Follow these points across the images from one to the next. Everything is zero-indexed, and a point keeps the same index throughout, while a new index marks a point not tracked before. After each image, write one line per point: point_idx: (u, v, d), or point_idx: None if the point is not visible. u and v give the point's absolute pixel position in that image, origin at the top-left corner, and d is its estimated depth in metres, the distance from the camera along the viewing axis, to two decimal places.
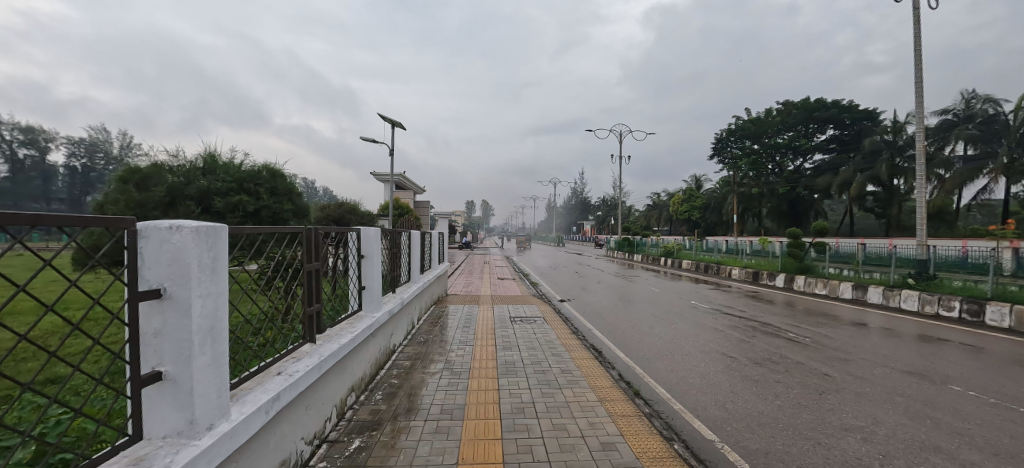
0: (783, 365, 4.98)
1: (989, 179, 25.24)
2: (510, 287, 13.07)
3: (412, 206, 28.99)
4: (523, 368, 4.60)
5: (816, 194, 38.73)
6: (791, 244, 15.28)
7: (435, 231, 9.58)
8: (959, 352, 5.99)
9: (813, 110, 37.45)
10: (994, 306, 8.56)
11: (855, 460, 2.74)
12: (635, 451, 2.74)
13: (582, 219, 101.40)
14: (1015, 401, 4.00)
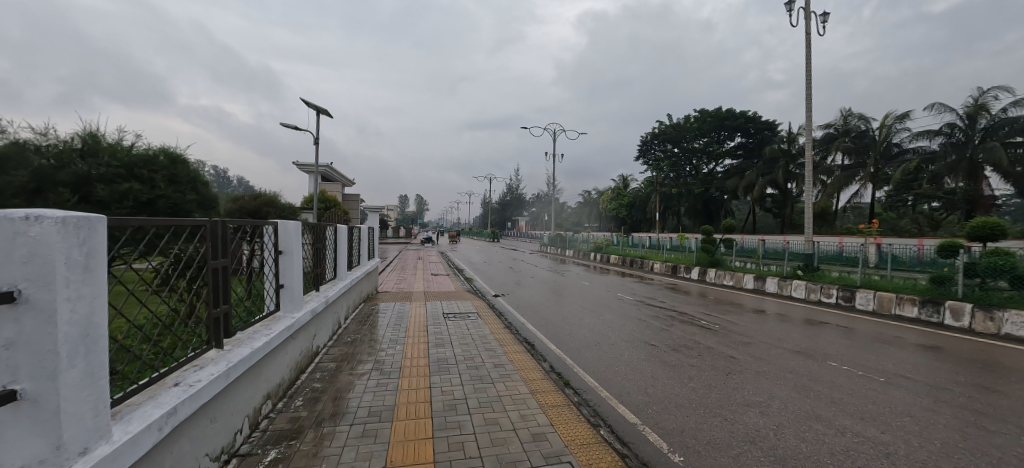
0: (696, 350, 5.46)
1: (858, 185, 29.85)
2: (444, 282, 12.92)
3: (339, 199, 27.45)
4: (456, 364, 4.56)
5: (726, 196, 42.96)
6: (705, 240, 16.79)
7: (364, 225, 9.13)
8: (834, 333, 7.00)
9: (724, 119, 41.49)
10: (862, 293, 10.10)
11: (755, 431, 3.08)
12: (564, 440, 2.83)
13: (518, 214, 103.04)
14: (875, 373, 4.77)
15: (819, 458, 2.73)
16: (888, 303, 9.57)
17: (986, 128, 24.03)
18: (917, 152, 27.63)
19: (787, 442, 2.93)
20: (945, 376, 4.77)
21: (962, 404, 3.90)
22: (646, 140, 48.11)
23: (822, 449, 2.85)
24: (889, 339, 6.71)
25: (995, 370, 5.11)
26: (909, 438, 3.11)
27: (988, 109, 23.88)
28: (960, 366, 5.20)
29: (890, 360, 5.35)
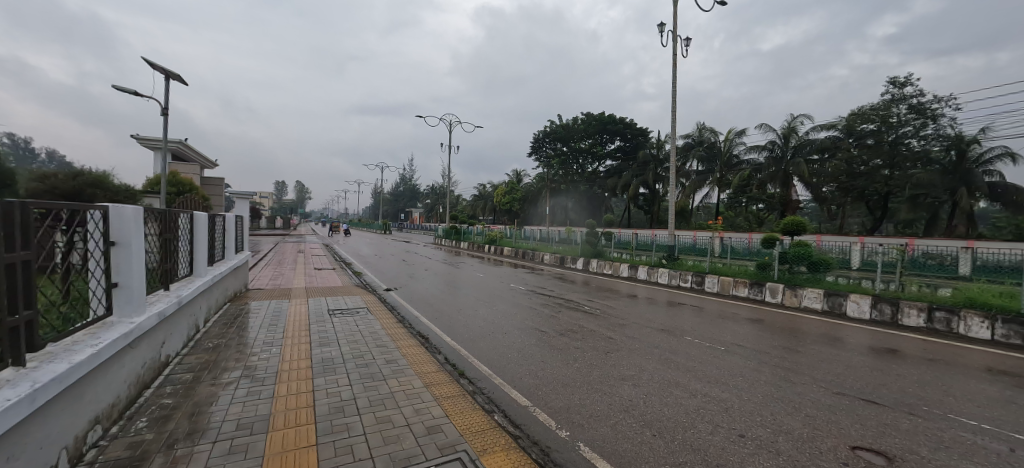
0: (580, 333, 5.98)
1: (709, 188, 35.50)
2: (328, 277, 12.01)
3: (196, 182, 23.27)
4: (344, 364, 4.27)
5: (606, 194, 47.52)
6: (590, 233, 18.42)
7: (228, 213, 7.93)
8: (687, 312, 8.29)
9: (607, 123, 45.61)
10: (711, 278, 12.09)
11: (627, 401, 3.50)
12: (458, 429, 2.87)
13: (412, 206, 100.01)
14: (717, 343, 5.79)
15: (679, 418, 3.20)
16: (727, 285, 11.65)
17: (795, 147, 30.55)
18: (750, 162, 33.75)
19: (652, 407, 3.39)
20: (765, 342, 6.01)
21: (774, 362, 4.97)
22: (538, 137, 50.67)
23: (680, 410, 3.36)
24: (726, 315, 8.18)
25: (795, 335, 6.62)
26: (741, 393, 3.85)
27: (796, 132, 30.41)
28: (773, 333, 6.61)
29: (728, 332, 6.55)
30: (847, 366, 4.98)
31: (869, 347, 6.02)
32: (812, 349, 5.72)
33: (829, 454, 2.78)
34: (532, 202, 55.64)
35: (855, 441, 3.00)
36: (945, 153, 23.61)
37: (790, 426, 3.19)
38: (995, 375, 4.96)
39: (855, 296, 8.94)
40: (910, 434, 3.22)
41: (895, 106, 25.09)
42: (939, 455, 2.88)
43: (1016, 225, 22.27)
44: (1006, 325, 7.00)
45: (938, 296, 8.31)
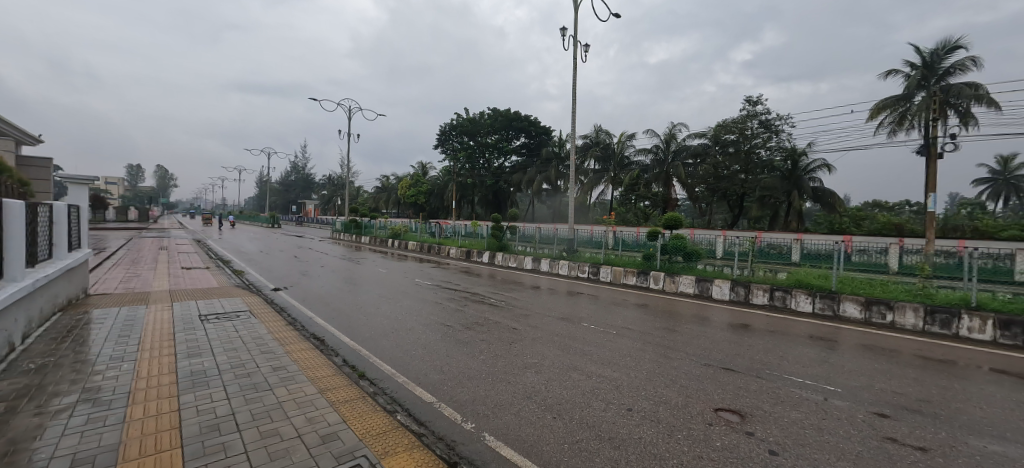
0: (486, 326, 6.08)
1: (604, 185, 38.55)
2: (199, 277, 10.43)
3: (7, 162, 18.34)
4: (220, 375, 3.75)
5: (511, 188, 49.14)
6: (495, 227, 18.74)
7: (57, 202, 6.41)
8: (583, 300, 8.97)
9: (512, 120, 46.94)
10: (605, 268, 13.21)
11: (529, 388, 3.66)
12: (357, 434, 2.72)
13: (306, 197, 91.73)
14: (609, 328, 6.35)
15: (576, 400, 3.44)
16: (619, 274, 12.85)
17: (674, 151, 34.41)
18: (639, 163, 37.39)
19: (552, 392, 3.60)
20: (649, 324, 6.78)
21: (656, 342, 5.62)
22: (445, 130, 51.66)
23: (577, 392, 3.61)
24: (617, 302, 9.03)
25: (672, 316, 7.59)
26: (629, 372, 4.28)
27: (675, 137, 34.36)
28: (655, 316, 7.50)
29: (619, 317, 7.25)
30: (711, 340, 5.86)
31: (728, 324, 7.16)
32: (685, 328, 6.61)
33: (698, 416, 3.24)
34: (439, 196, 54.79)
35: (717, 404, 3.53)
36: (783, 163, 29.66)
37: (668, 397, 3.64)
38: (813, 340, 6.27)
39: (718, 280, 10.54)
40: (756, 393, 3.90)
41: (749, 121, 30.13)
42: (776, 408, 3.54)
43: (829, 221, 28.21)
44: (822, 299, 8.90)
45: (776, 279, 10.18)
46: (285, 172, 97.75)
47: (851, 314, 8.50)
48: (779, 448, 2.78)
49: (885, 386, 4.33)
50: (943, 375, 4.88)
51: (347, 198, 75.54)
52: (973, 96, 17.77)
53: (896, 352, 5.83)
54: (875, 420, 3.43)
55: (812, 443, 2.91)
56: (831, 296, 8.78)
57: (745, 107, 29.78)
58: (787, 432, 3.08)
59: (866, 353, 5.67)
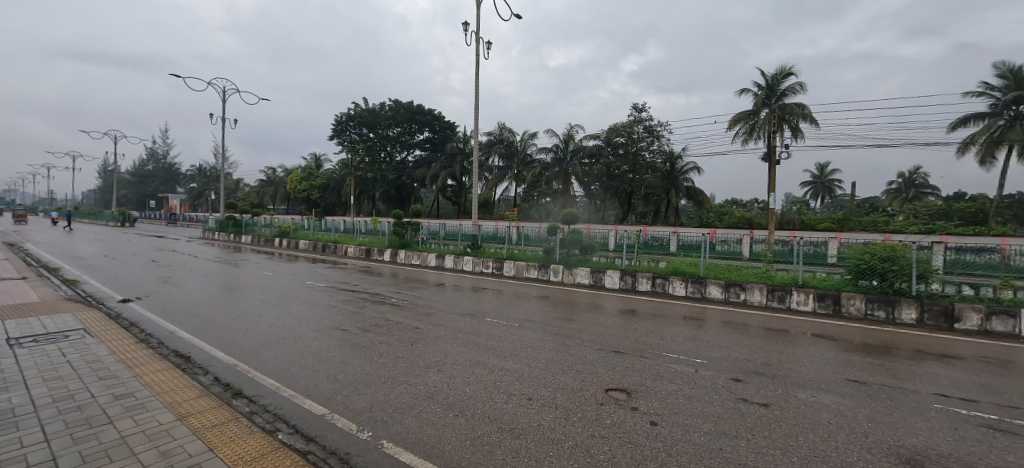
0: (386, 328, 5.85)
1: (508, 182, 39.90)
2: (8, 291, 8.28)
3: None
4: (36, 413, 3.01)
5: (415, 183, 48.42)
6: (397, 224, 18.04)
7: None
8: (487, 295, 9.13)
9: (415, 113, 46.36)
10: (509, 263, 13.60)
11: (430, 388, 3.59)
12: (227, 461, 2.39)
13: (169, 191, 78.84)
14: (511, 321, 6.55)
15: (478, 394, 3.46)
16: (522, 269, 13.32)
17: (572, 151, 36.49)
18: (540, 161, 39.10)
19: (455, 389, 3.59)
20: (548, 314, 7.14)
21: (554, 331, 5.96)
22: (341, 120, 49.14)
23: (479, 387, 3.64)
24: (520, 295, 9.36)
25: (570, 306, 8.10)
26: (529, 362, 4.45)
27: (573, 138, 36.60)
28: (553, 307, 7.93)
29: (521, 309, 7.52)
30: (602, 326, 6.40)
31: (618, 310, 7.87)
32: (580, 316, 7.11)
33: (591, 398, 3.47)
34: (337, 191, 51.31)
35: (607, 385, 3.83)
36: (664, 164, 33.42)
37: (564, 382, 3.86)
38: (685, 320, 7.19)
39: (610, 271, 11.53)
40: (640, 371, 4.33)
41: (636, 126, 33.44)
42: (655, 383, 3.97)
43: (699, 216, 32.69)
44: (693, 284, 10.29)
45: (658, 267, 11.48)
46: (140, 160, 82.74)
47: (714, 295, 10.00)
48: (658, 419, 3.12)
49: (737, 354, 5.15)
50: (777, 341, 5.98)
51: (224, 191, 66.58)
52: (801, 114, 22.01)
53: (746, 326, 6.97)
54: (731, 384, 4.05)
55: (684, 410, 3.32)
56: (700, 281, 10.19)
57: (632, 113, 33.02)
58: (665, 403, 3.47)
59: (724, 328, 6.69)
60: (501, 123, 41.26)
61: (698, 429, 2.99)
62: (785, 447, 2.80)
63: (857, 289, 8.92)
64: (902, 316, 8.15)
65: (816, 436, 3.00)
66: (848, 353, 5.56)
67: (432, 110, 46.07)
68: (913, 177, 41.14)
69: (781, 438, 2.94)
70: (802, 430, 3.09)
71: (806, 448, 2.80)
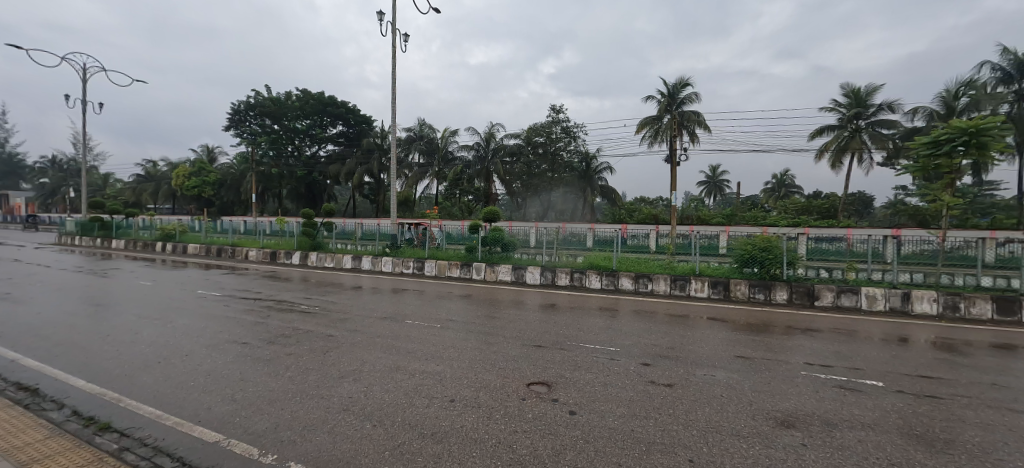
0: (295, 338, 5.41)
1: (428, 179, 39.17)
2: None
3: None
4: None
5: (327, 180, 46.02)
6: (307, 224, 16.86)
7: None
8: (410, 296, 8.91)
9: (327, 105, 43.76)
10: (430, 263, 13.41)
11: (346, 399, 3.39)
12: None
13: (8, 186, 65.01)
14: (433, 322, 6.46)
15: (397, 402, 3.34)
16: (443, 268, 13.21)
17: (493, 149, 36.52)
18: (461, 159, 38.81)
19: (373, 397, 3.43)
20: (473, 313, 7.16)
21: (477, 329, 6.00)
22: (240, 109, 45.07)
23: (399, 393, 3.52)
24: (442, 295, 9.25)
25: (493, 303, 8.21)
26: (451, 363, 4.41)
27: (494, 137, 36.80)
28: (478, 305, 7.99)
29: (445, 309, 7.45)
30: (524, 321, 6.60)
31: (540, 305, 8.17)
32: (502, 313, 7.24)
33: (513, 394, 3.53)
34: (236, 189, 46.47)
35: (529, 380, 3.93)
36: (580, 164, 35.65)
37: (487, 380, 3.89)
38: (601, 311, 7.69)
39: (531, 267, 11.92)
40: (559, 363, 4.51)
41: (554, 126, 34.97)
42: (573, 373, 4.17)
43: (612, 213, 35.14)
44: (607, 277, 11.06)
45: (576, 262, 12.17)
46: None
47: (625, 286, 10.83)
48: (576, 408, 3.27)
49: (645, 340, 5.62)
50: (677, 325, 6.65)
51: (88, 187, 56.70)
52: (696, 122, 24.57)
53: (651, 313, 7.65)
54: (640, 368, 4.40)
55: (599, 397, 3.52)
56: (613, 274, 10.99)
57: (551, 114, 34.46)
58: (582, 392, 3.64)
59: (634, 316, 7.27)
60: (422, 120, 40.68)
61: (612, 413, 3.19)
62: (686, 422, 3.09)
63: (742, 276, 10.26)
64: (777, 297, 9.57)
65: (710, 409, 3.36)
66: (732, 331, 6.38)
67: (346, 103, 43.86)
68: (783, 178, 48.05)
69: (683, 414, 3.25)
70: (699, 405, 3.45)
71: (702, 421, 3.12)
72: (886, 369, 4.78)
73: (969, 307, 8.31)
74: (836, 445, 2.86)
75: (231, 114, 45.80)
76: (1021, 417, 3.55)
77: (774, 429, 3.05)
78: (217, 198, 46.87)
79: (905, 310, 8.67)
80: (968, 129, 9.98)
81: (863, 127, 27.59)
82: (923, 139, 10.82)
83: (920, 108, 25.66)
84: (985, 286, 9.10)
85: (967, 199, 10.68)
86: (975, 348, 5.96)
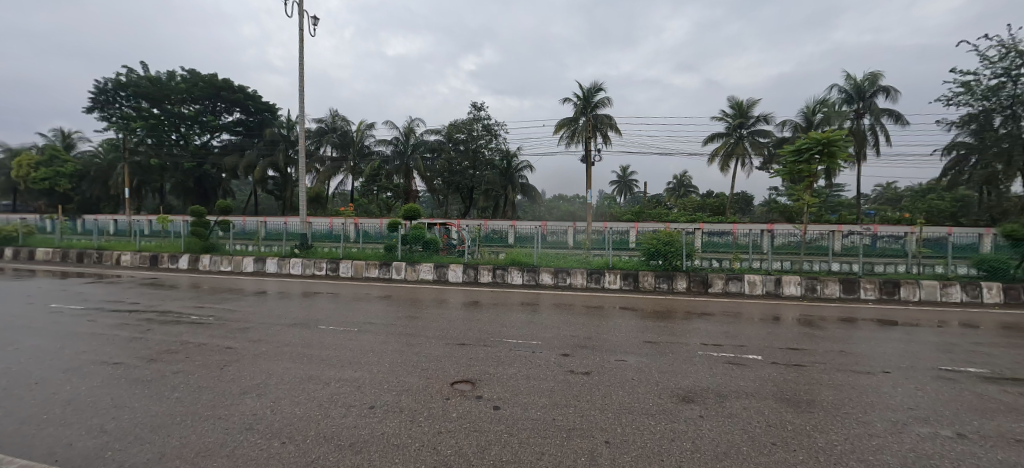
0: (184, 353, 4.75)
1: (343, 175, 37.54)
2: None
3: None
4: None
5: (222, 173, 41.51)
6: (197, 223, 15.00)
7: None
8: (325, 300, 8.36)
9: (221, 89, 39.25)
10: (345, 263, 12.68)
11: (250, 417, 3.06)
12: None
13: None
14: (349, 326, 6.12)
15: (311, 414, 3.11)
16: (360, 268, 12.56)
17: (413, 145, 36.14)
18: (378, 154, 37.68)
19: (283, 412, 3.15)
20: (393, 315, 6.93)
21: (398, 331, 5.82)
22: (107, 88, 38.69)
23: (313, 405, 3.27)
24: (360, 297, 8.80)
25: (416, 303, 8.04)
26: (371, 368, 4.21)
27: (414, 132, 36.14)
28: (399, 306, 7.76)
29: (362, 312, 7.10)
30: (447, 320, 6.55)
31: (464, 303, 8.17)
32: (425, 313, 7.10)
33: (436, 395, 3.48)
34: (103, 182, 40.58)
35: (453, 379, 3.90)
36: (501, 161, 35.89)
37: (408, 383, 3.78)
38: (523, 305, 7.95)
39: (453, 265, 11.88)
40: (484, 359, 4.55)
41: (475, 124, 34.79)
42: (497, 369, 4.23)
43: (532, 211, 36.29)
44: (529, 272, 11.41)
45: (499, 259, 12.43)
46: None
47: (546, 281, 11.28)
48: (500, 403, 3.32)
49: (564, 332, 5.90)
50: (591, 316, 7.11)
51: None
52: (608, 125, 26.35)
53: (569, 305, 8.05)
54: (560, 359, 4.59)
55: (522, 390, 3.62)
56: (534, 270, 11.35)
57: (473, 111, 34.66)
58: (506, 387, 3.71)
59: (553, 309, 7.62)
60: (334, 110, 38.48)
61: (535, 405, 3.29)
62: (602, 406, 3.30)
63: (649, 268, 11.22)
64: (678, 286, 10.63)
65: (623, 392, 3.64)
66: (640, 319, 6.96)
67: (244, 87, 39.64)
68: (683, 179, 53.80)
69: (599, 399, 3.47)
70: (612, 390, 3.69)
71: (616, 404, 3.36)
72: (762, 344, 5.56)
73: (823, 288, 10.04)
74: (726, 414, 3.26)
75: (94, 92, 38.98)
76: (859, 376, 4.37)
77: (677, 405, 3.39)
78: (77, 193, 40.06)
79: (777, 292, 10.16)
80: (821, 140, 11.98)
81: (745, 135, 31.66)
82: (789, 148, 12.70)
83: (788, 120, 30.19)
84: (835, 270, 10.96)
85: (820, 199, 12.81)
86: (827, 322, 7.21)
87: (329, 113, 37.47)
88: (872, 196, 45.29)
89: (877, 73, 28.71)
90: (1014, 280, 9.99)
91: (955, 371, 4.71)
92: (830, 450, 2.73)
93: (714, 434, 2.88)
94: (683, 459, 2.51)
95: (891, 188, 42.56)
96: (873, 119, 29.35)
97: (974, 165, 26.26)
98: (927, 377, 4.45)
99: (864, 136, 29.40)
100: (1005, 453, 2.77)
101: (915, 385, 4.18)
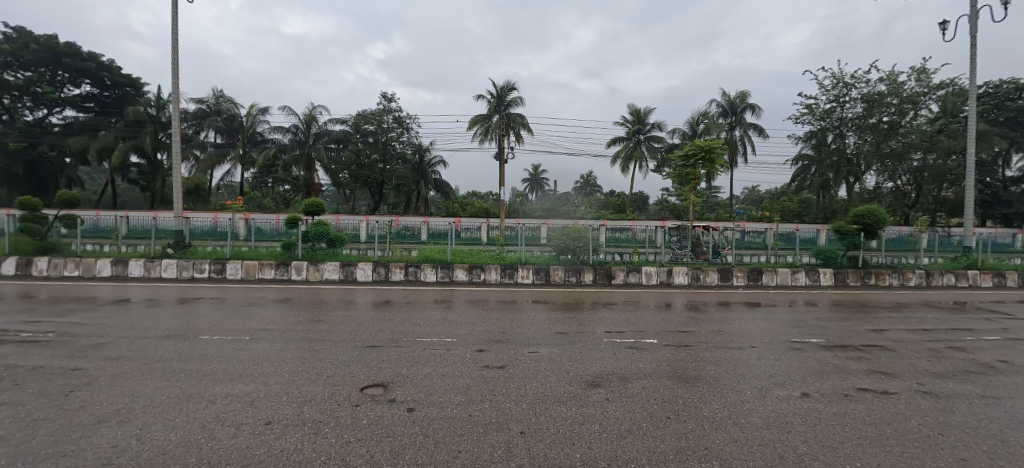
0: (9, 380, 3.84)
1: (230, 164, 33.32)
2: None
3: None
4: None
5: (66, 158, 34.15)
6: (27, 218, 12.19)
7: None
8: (207, 306, 7.37)
9: (63, 54, 32.26)
10: (233, 264, 11.29)
11: (110, 449, 2.58)
12: None
13: None
14: (239, 334, 5.48)
15: (192, 438, 2.73)
16: (252, 270, 11.29)
17: (316, 135, 33.42)
18: (275, 142, 34.28)
19: (156, 440, 2.71)
20: (293, 319, 6.37)
21: (297, 336, 5.38)
22: None
23: (196, 427, 2.89)
24: (253, 301, 7.93)
25: (320, 305, 7.49)
26: (267, 380, 3.82)
27: (316, 120, 33.46)
28: (298, 309, 7.17)
29: (254, 318, 6.39)
30: (354, 322, 6.18)
31: (374, 303, 7.80)
32: (330, 316, 6.63)
33: (344, 402, 3.28)
34: None
35: (364, 384, 3.71)
36: (413, 155, 34.80)
37: (312, 392, 3.51)
38: (437, 303, 7.85)
39: (362, 264, 11.27)
40: (396, 361, 4.39)
41: (386, 115, 33.21)
42: (411, 369, 4.13)
43: (447, 207, 35.99)
44: (443, 270, 11.29)
45: (410, 256, 12.13)
46: None
47: (460, 277, 11.27)
48: (415, 404, 3.24)
49: (478, 328, 5.94)
50: (504, 310, 7.30)
51: None
52: (522, 124, 27.02)
53: (483, 301, 8.18)
54: (475, 355, 4.64)
55: (437, 389, 3.57)
56: (448, 267, 11.28)
57: (383, 102, 33.24)
58: (420, 387, 3.64)
59: (468, 306, 7.65)
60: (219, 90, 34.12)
61: (451, 403, 3.28)
62: (516, 398, 3.41)
63: (559, 262, 11.86)
64: (585, 279, 11.38)
65: (536, 382, 3.79)
66: (549, 311, 7.31)
67: (96, 55, 33.01)
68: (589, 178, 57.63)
69: (513, 391, 3.56)
70: (526, 381, 3.83)
71: (529, 395, 3.48)
72: (656, 329, 6.20)
73: (705, 277, 11.50)
74: (628, 394, 3.58)
75: None
76: (731, 351, 5.11)
77: (586, 390, 3.62)
78: None
79: (669, 282, 11.41)
80: (703, 147, 13.67)
81: (643, 140, 34.82)
82: (678, 153, 14.26)
83: (677, 128, 33.99)
84: (713, 261, 12.58)
85: (702, 198, 14.59)
86: (707, 306, 8.29)
87: (212, 93, 33.10)
88: (741, 197, 53.21)
89: (745, 92, 33.63)
90: (840, 265, 12.39)
91: (802, 342, 5.74)
92: (711, 418, 3.14)
93: (618, 415, 3.14)
94: (591, 440, 2.70)
95: (755, 191, 50.44)
96: (743, 131, 34.31)
97: (813, 173, 32.12)
98: (781, 349, 5.35)
99: (736, 146, 34.20)
100: (837, 406, 3.46)
101: (774, 356, 5.01)
